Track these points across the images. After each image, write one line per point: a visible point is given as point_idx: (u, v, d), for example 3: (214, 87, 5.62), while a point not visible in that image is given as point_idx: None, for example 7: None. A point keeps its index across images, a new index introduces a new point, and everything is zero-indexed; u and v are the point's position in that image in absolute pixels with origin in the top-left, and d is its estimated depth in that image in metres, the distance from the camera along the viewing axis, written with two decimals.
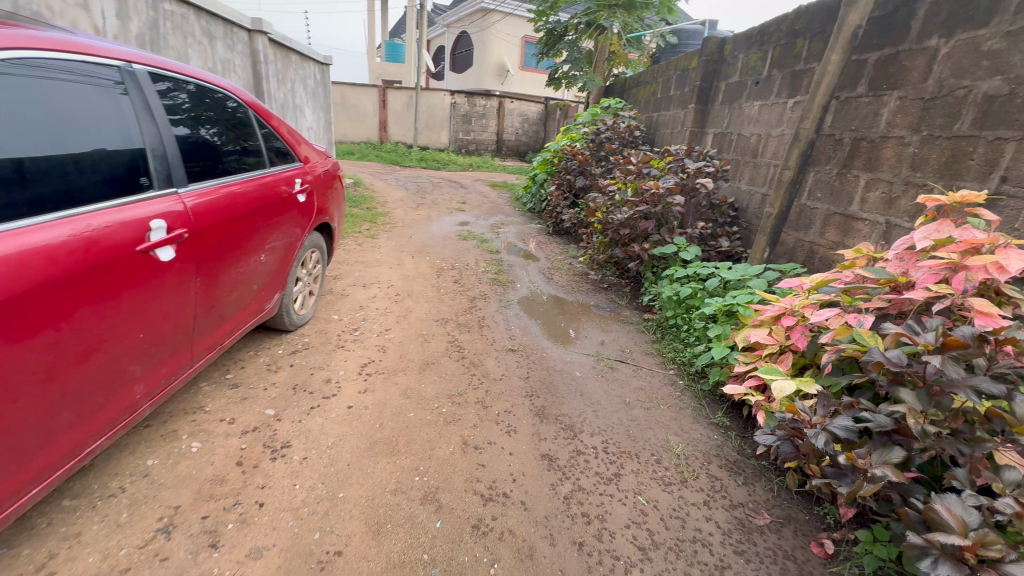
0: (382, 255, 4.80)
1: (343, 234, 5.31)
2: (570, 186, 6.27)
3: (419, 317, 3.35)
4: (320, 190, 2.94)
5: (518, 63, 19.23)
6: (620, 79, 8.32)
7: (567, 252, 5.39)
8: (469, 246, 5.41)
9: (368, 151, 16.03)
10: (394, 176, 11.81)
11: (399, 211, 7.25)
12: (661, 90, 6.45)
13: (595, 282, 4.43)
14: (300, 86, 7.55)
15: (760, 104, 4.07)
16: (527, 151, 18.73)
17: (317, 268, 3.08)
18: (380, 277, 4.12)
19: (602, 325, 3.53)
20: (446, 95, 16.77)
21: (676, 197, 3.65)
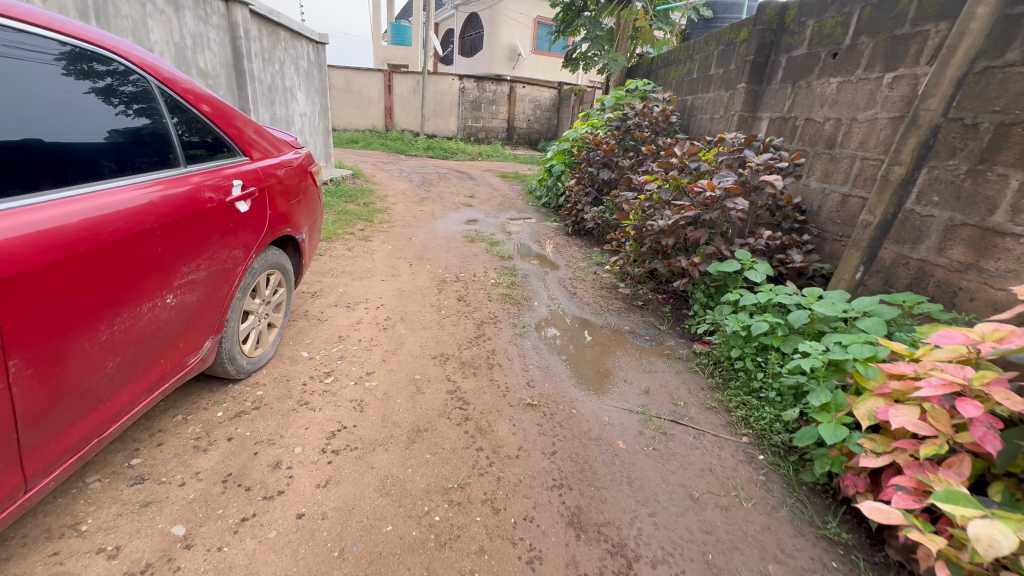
0: (375, 263, 4.09)
1: (333, 237, 4.61)
2: (593, 181, 5.49)
3: (412, 354, 2.65)
4: (282, 193, 2.24)
5: (530, 46, 18.28)
6: (647, 59, 7.47)
7: (591, 260, 4.63)
8: (477, 251, 4.68)
9: (372, 139, 15.30)
10: (398, 166, 11.09)
11: (400, 207, 6.53)
12: (698, 70, 5.62)
13: (628, 299, 3.68)
14: (291, 67, 6.82)
15: (840, 81, 3.27)
16: (539, 139, 17.86)
17: (280, 294, 2.38)
18: (369, 294, 3.42)
19: (643, 362, 2.80)
20: (455, 79, 15.92)
21: (737, 200, 2.86)
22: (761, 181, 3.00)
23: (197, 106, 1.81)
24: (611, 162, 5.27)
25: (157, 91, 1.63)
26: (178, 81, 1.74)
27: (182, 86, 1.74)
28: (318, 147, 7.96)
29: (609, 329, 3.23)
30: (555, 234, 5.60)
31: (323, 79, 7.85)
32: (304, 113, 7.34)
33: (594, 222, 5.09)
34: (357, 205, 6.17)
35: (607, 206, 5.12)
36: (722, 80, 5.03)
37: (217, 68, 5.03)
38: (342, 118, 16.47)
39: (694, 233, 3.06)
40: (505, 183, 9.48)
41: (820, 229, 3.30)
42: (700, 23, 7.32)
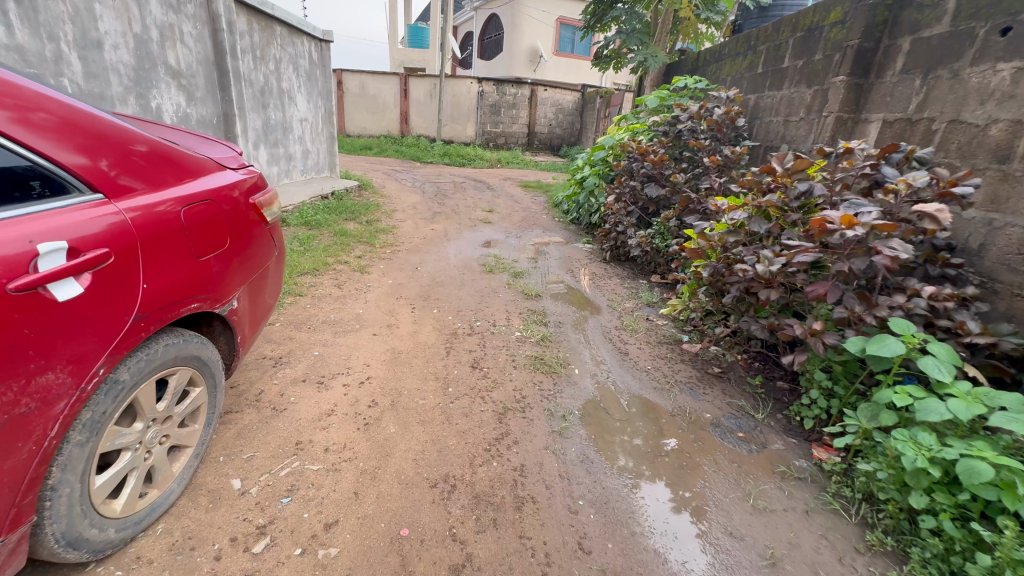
0: (368, 307, 3.22)
1: (321, 268, 3.78)
2: (638, 199, 4.55)
3: (401, 476, 1.76)
4: (200, 246, 1.42)
5: (552, 48, 17.43)
6: (692, 54, 6.51)
7: (640, 301, 3.69)
8: (497, 287, 3.80)
9: (387, 146, 14.63)
10: (411, 175, 10.33)
11: (409, 225, 5.70)
12: (766, 64, 4.66)
13: (702, 367, 2.75)
14: (288, 67, 6.06)
15: (1017, 68, 2.30)
16: (561, 145, 16.99)
17: (190, 398, 1.52)
18: (353, 358, 2.55)
19: (747, 485, 1.86)
20: (473, 82, 15.16)
21: (897, 245, 1.88)
22: (915, 212, 2.02)
23: (120, 147, 1.26)
24: (661, 176, 4.32)
25: (69, 126, 1.15)
26: (117, 130, 1.28)
27: (117, 134, 1.27)
28: (321, 156, 7.19)
29: (683, 416, 2.29)
30: (590, 262, 4.67)
31: (328, 81, 7.07)
32: (305, 119, 6.58)
33: (640, 251, 4.15)
34: (359, 224, 5.36)
35: (657, 231, 4.17)
36: (803, 76, 4.06)
37: (193, 65, 4.28)
38: (356, 124, 15.85)
39: (815, 286, 2.09)
40: (526, 194, 8.61)
41: (986, 277, 2.32)
42: (755, 13, 6.33)
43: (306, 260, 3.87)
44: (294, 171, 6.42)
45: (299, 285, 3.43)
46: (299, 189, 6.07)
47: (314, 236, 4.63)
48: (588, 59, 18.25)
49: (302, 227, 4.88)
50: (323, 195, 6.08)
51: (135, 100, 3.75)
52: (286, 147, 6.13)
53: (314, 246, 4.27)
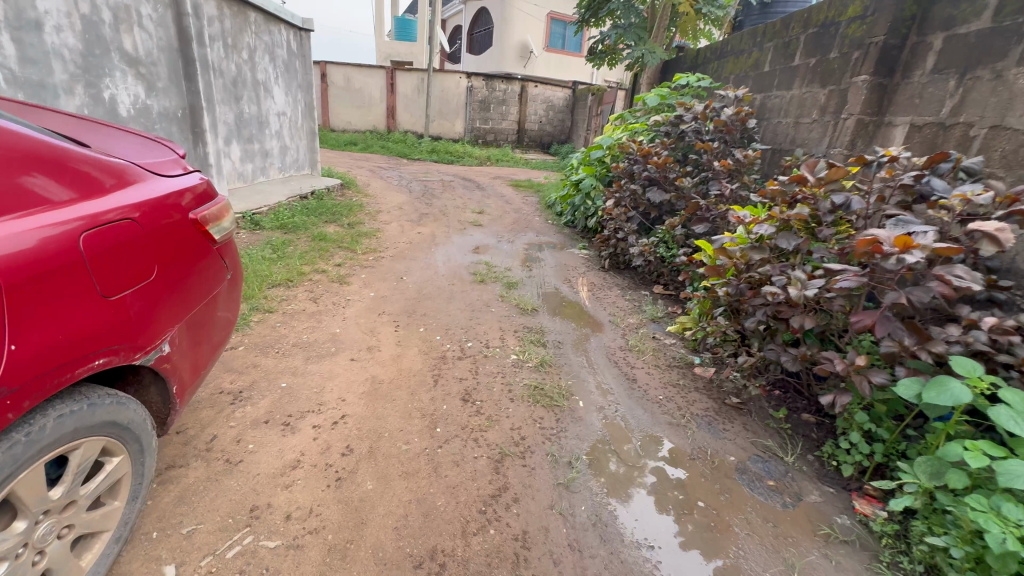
0: (346, 325, 2.89)
1: (295, 279, 3.43)
2: (639, 204, 4.27)
3: (378, 553, 1.45)
4: (112, 284, 1.10)
5: (543, 43, 17.09)
6: (692, 51, 6.25)
7: (645, 317, 3.41)
8: (489, 301, 3.49)
9: (372, 141, 14.17)
10: (398, 173, 9.93)
11: (394, 228, 5.35)
12: (774, 62, 4.41)
13: (718, 397, 2.48)
14: (264, 56, 5.65)
15: None
16: (552, 143, 16.70)
17: (105, 473, 1.20)
18: (327, 390, 2.22)
19: (787, 554, 1.60)
20: (462, 77, 14.77)
21: (963, 274, 1.61)
22: (972, 229, 1.72)
23: (51, 162, 1.09)
24: (666, 180, 4.04)
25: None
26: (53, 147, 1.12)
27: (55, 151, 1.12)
28: (300, 152, 6.78)
29: (705, 461, 2.02)
30: (588, 270, 4.38)
31: (308, 72, 6.65)
32: (282, 113, 6.17)
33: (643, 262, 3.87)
34: (340, 227, 5.00)
35: (661, 239, 3.89)
36: (816, 75, 3.82)
37: (154, 51, 3.89)
38: (341, 118, 15.34)
39: (860, 316, 1.81)
40: (517, 194, 8.30)
41: None
42: (757, 9, 6.10)
43: (280, 270, 3.51)
44: (271, 168, 6.01)
45: (270, 299, 3.08)
46: (276, 188, 5.68)
47: (290, 241, 4.27)
48: (579, 55, 17.95)
49: (278, 230, 4.51)
50: (302, 195, 5.69)
51: (85, 90, 3.38)
52: (262, 143, 5.72)
53: (289, 253, 3.91)
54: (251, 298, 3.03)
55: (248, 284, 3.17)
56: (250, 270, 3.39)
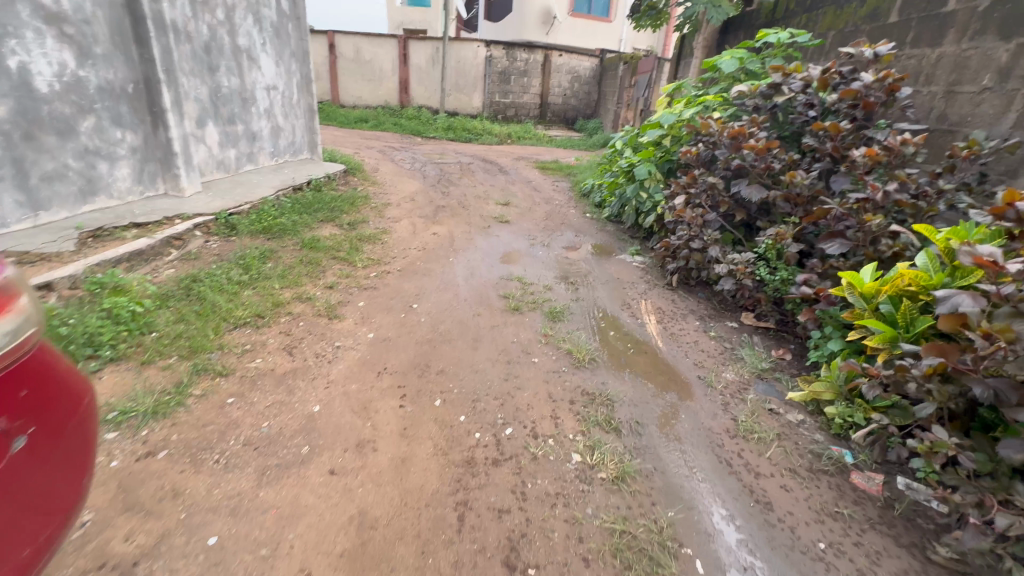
0: (329, 397, 2.00)
1: (269, 313, 2.55)
2: (723, 203, 3.25)
3: None
4: None
5: (568, 7, 15.63)
6: (769, 2, 5.15)
7: (747, 372, 2.46)
8: (528, 344, 2.57)
9: (385, 118, 13.15)
10: (411, 154, 8.95)
11: (404, 227, 4.44)
12: (909, 9, 3.30)
13: (914, 545, 1.55)
14: (246, 16, 4.66)
15: None
16: (577, 117, 15.42)
17: None
18: (283, 548, 1.35)
19: None
20: (480, 46, 13.53)
21: None
22: None
23: None
24: (765, 173, 3.00)
25: None
26: None
27: None
28: (297, 132, 5.84)
29: None
30: (651, 290, 3.42)
31: (303, 37, 5.64)
32: (272, 87, 5.22)
33: (734, 286, 2.88)
34: (338, 229, 4.11)
35: (759, 256, 2.90)
36: (989, 22, 2.72)
37: (85, 5, 3.00)
38: (351, 93, 14.30)
39: None
40: (546, 180, 7.27)
41: None
42: None
43: (250, 300, 2.64)
44: (261, 153, 5.12)
45: (228, 351, 2.22)
46: (267, 178, 4.79)
47: (272, 252, 3.39)
48: (607, 20, 16.40)
49: (260, 237, 3.63)
50: (296, 186, 4.79)
51: None
52: (248, 123, 4.81)
53: (268, 270, 3.03)
54: (201, 351, 2.17)
55: (201, 328, 2.31)
56: (209, 303, 2.52)
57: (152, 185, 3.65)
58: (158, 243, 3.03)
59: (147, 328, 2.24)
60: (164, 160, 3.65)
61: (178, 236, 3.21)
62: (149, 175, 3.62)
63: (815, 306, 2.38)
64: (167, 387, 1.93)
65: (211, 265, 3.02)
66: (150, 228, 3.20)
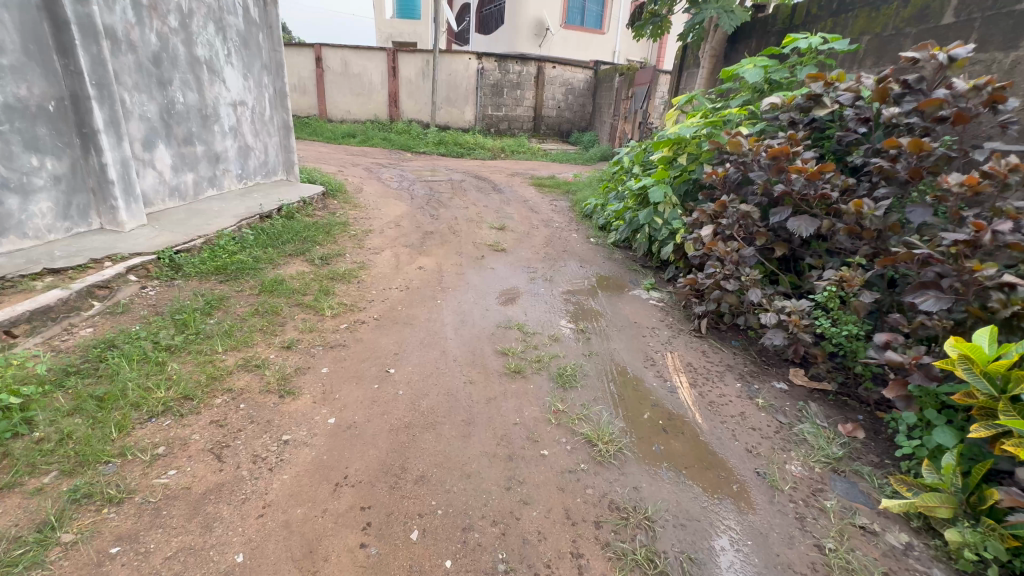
0: (264, 534, 1.44)
1: (201, 392, 1.99)
2: (761, 235, 2.74)
3: None
4: None
5: (560, 20, 15.34)
6: (788, 7, 4.76)
7: (817, 461, 1.92)
8: (534, 426, 2.02)
9: (373, 133, 12.66)
10: (399, 171, 8.44)
11: (387, 259, 3.91)
12: (969, 9, 2.87)
13: None
14: (207, 24, 4.14)
15: None
16: (572, 130, 15.05)
17: None
18: None
19: None
20: (472, 58, 13.14)
21: None
22: None
23: None
24: (815, 200, 2.50)
25: None
26: None
27: None
28: (270, 151, 5.30)
29: None
30: (676, 339, 2.89)
31: (276, 48, 5.13)
32: (240, 103, 4.69)
33: (785, 340, 2.36)
34: (309, 264, 3.57)
35: (814, 304, 2.39)
36: None
37: None
38: (339, 107, 13.84)
39: None
40: (543, 199, 6.78)
41: None
42: None
43: (180, 375, 2.07)
44: (227, 176, 4.57)
45: (132, 460, 1.64)
46: (232, 205, 4.25)
47: (223, 298, 2.83)
48: (600, 32, 16.11)
49: (212, 279, 3.08)
50: (264, 213, 4.24)
51: None
52: (210, 143, 4.27)
53: (212, 326, 2.47)
54: (93, 463, 1.59)
55: (102, 423, 1.74)
56: (122, 381, 1.95)
57: (83, 219, 3.10)
58: (77, 295, 2.46)
59: (23, 428, 1.66)
60: (98, 190, 3.10)
61: (104, 283, 2.63)
62: (79, 208, 3.07)
63: (905, 378, 1.85)
64: (27, 532, 1.36)
65: (141, 321, 2.46)
66: (71, 274, 2.63)
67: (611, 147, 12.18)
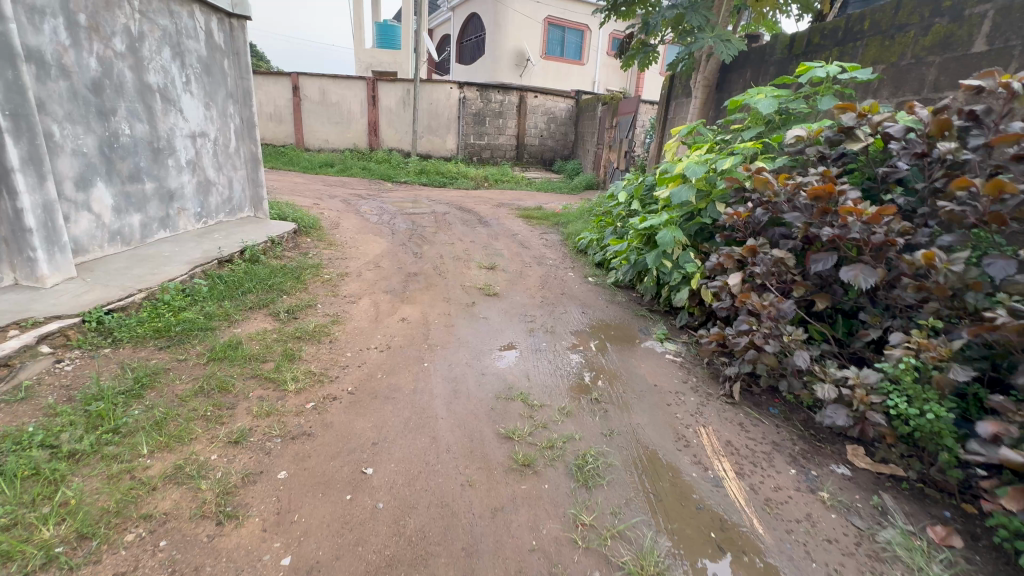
0: None
1: (105, 528, 1.47)
2: (800, 286, 2.40)
3: None
4: None
5: (540, 51, 15.46)
6: (786, 36, 4.58)
7: None
8: (556, 553, 1.56)
9: (352, 162, 12.26)
10: (379, 203, 8.01)
11: (365, 310, 3.43)
12: (1005, 35, 2.66)
13: None
14: (162, 48, 3.71)
15: None
16: (554, 159, 14.96)
17: None
18: None
19: None
20: (454, 87, 12.98)
21: None
22: None
23: None
24: (870, 247, 2.16)
25: None
26: None
27: None
28: (236, 186, 4.82)
29: None
30: (706, 409, 2.47)
31: (243, 75, 4.71)
32: (200, 134, 4.23)
33: (851, 420, 1.96)
34: (273, 320, 3.07)
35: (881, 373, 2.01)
36: None
37: None
38: (317, 136, 13.46)
39: None
40: (532, 232, 6.42)
41: None
42: None
43: (80, 500, 1.55)
44: (184, 215, 4.07)
45: None
46: (186, 249, 3.73)
47: (160, 373, 2.31)
48: (580, 63, 16.24)
49: (151, 345, 2.55)
50: (224, 257, 3.73)
51: None
52: (162, 179, 3.79)
53: (138, 416, 1.95)
54: None
55: None
56: None
57: None
58: None
59: None
60: (11, 240, 2.60)
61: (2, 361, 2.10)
62: None
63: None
64: None
65: (45, 412, 1.92)
66: None
67: (596, 176, 12.05)
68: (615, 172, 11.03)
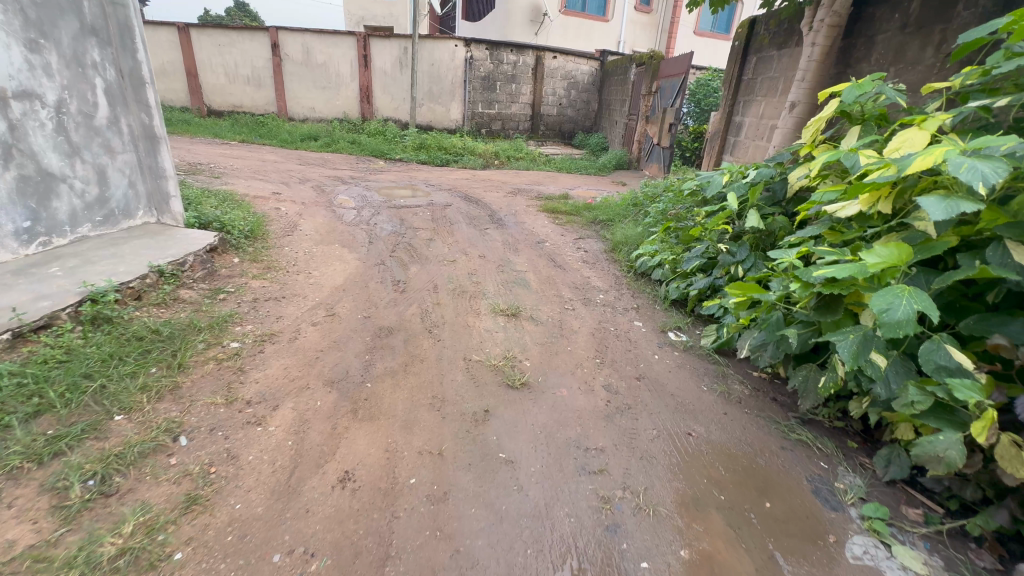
0: None
1: None
2: None
3: None
4: None
5: (560, 4, 13.20)
6: None
7: None
8: None
9: (339, 134, 10.37)
10: (360, 190, 6.21)
11: (271, 448, 1.73)
12: None
13: None
14: None
15: None
16: (574, 132, 12.96)
17: None
18: None
19: None
20: (458, 45, 10.86)
21: None
22: None
23: None
24: None
25: None
26: None
27: None
28: (115, 180, 3.07)
29: None
30: None
31: None
32: (18, 95, 2.50)
33: None
34: (43, 515, 1.38)
35: None
36: None
37: None
38: (300, 103, 11.52)
39: None
40: (564, 239, 4.64)
41: None
42: None
43: None
44: None
45: None
46: None
47: None
48: (605, 19, 13.91)
49: None
50: (28, 326, 2.03)
51: None
52: None
53: None
54: None
55: None
56: None
57: None
58: None
59: None
60: None
61: None
62: None
63: None
64: None
65: None
66: None
67: (627, 154, 10.12)
68: (655, 148, 9.09)
